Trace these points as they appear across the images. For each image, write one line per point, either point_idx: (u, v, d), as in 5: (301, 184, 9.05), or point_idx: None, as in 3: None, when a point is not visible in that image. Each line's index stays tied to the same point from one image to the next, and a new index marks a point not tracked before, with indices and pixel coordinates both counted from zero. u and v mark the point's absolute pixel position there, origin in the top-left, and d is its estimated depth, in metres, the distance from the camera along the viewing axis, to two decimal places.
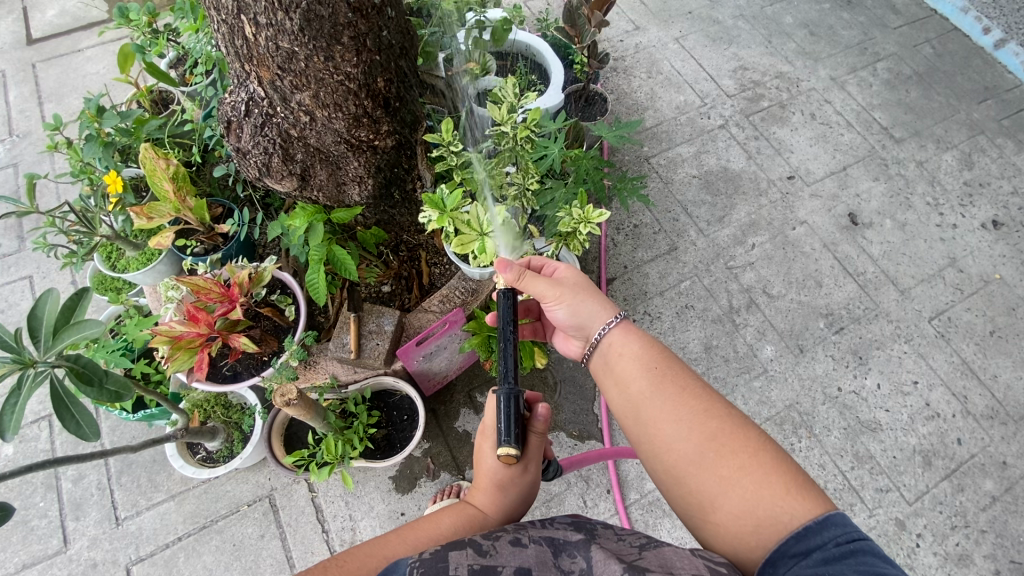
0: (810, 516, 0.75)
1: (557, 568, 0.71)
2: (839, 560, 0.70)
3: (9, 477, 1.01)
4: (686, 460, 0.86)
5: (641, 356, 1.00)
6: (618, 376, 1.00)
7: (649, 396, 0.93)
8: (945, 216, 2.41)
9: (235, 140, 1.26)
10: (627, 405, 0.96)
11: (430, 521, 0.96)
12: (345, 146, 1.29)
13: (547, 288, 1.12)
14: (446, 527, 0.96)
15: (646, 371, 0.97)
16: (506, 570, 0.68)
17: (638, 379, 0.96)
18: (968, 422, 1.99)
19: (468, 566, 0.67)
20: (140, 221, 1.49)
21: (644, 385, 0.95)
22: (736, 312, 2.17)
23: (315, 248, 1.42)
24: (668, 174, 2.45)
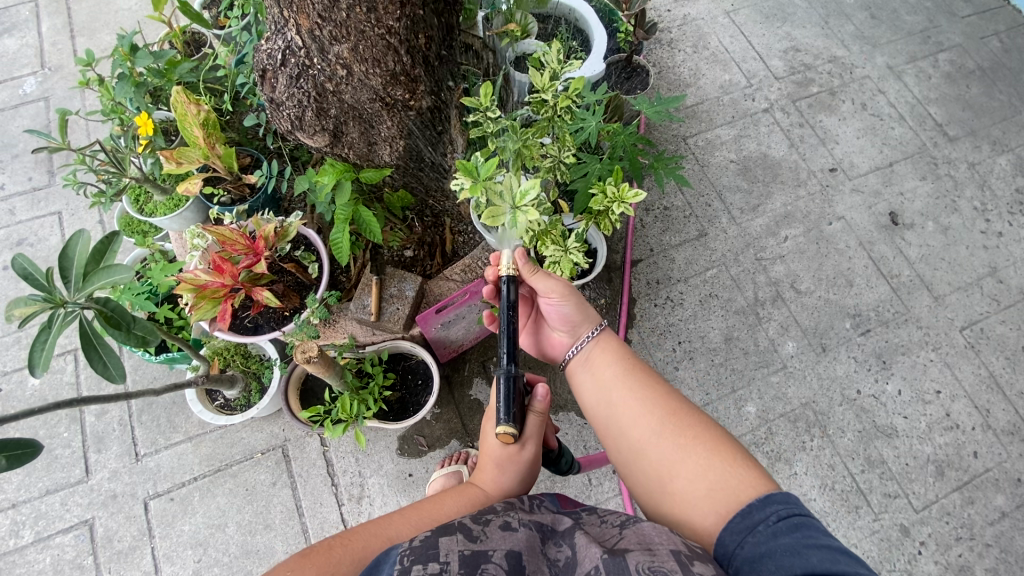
0: (758, 495, 0.76)
1: (544, 555, 0.71)
2: (786, 532, 0.70)
3: (35, 413, 1.03)
4: (648, 440, 0.89)
5: (614, 351, 1.05)
6: (591, 371, 1.04)
7: (621, 385, 0.98)
8: (991, 223, 2.30)
9: (269, 90, 1.24)
10: (600, 393, 1.00)
11: (434, 504, 0.95)
12: (380, 104, 1.24)
13: (555, 284, 1.11)
14: (450, 509, 0.94)
15: (617, 364, 1.02)
16: (497, 554, 0.67)
17: (610, 370, 1.02)
18: (987, 436, 1.95)
19: (459, 552, 0.65)
20: (169, 165, 1.46)
21: (613, 378, 1.00)
22: (761, 305, 2.12)
23: (343, 207, 1.41)
24: (705, 156, 2.36)
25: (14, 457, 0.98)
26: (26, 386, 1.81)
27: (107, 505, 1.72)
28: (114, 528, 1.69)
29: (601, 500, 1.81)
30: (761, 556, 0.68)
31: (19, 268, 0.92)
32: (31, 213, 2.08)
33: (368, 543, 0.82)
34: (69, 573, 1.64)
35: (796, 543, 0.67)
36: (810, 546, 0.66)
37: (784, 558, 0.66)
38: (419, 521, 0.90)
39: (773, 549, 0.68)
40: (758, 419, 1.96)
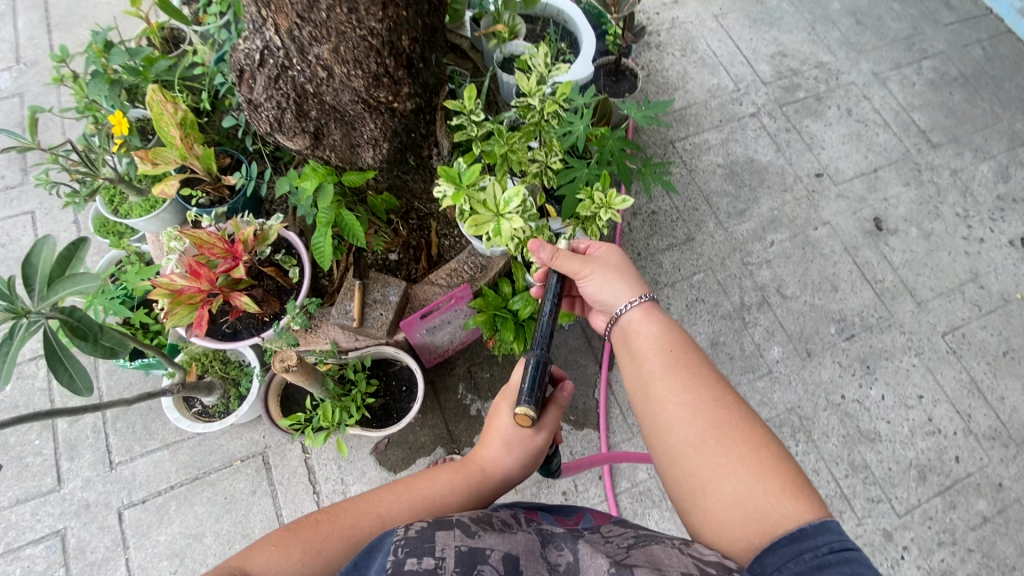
0: (805, 519, 0.73)
1: (544, 560, 0.67)
2: (834, 566, 0.67)
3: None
4: (686, 447, 0.85)
5: (660, 339, 1.00)
6: (636, 356, 1.00)
7: (661, 378, 0.93)
8: (973, 229, 2.33)
9: (246, 90, 1.19)
10: (640, 385, 0.96)
11: (434, 480, 0.92)
12: (362, 106, 1.21)
13: (576, 263, 1.14)
14: (447, 488, 0.92)
15: (664, 357, 0.96)
16: (495, 555, 0.63)
17: (655, 361, 0.96)
18: (969, 441, 1.97)
19: (456, 547, 0.62)
20: (144, 166, 1.43)
21: (660, 368, 0.95)
22: (747, 310, 2.12)
23: (325, 210, 1.38)
24: (692, 160, 2.36)
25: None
26: None
27: (79, 516, 1.66)
28: (87, 539, 1.64)
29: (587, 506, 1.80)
30: None
31: None
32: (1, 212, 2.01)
33: (352, 522, 0.81)
34: None
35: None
36: None
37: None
38: (412, 497, 0.87)
39: None
40: None
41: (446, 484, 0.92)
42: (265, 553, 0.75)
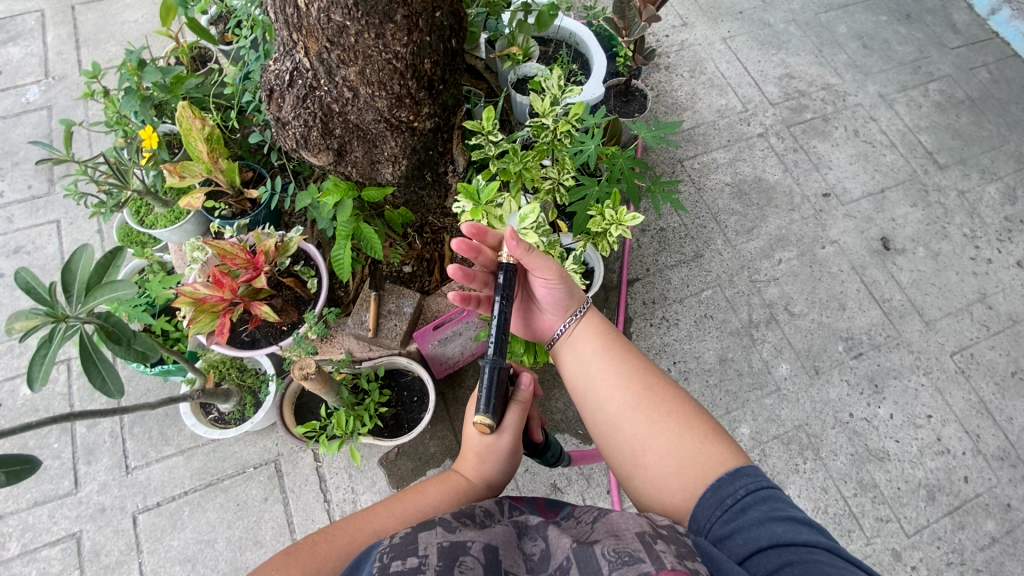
0: (727, 468, 0.79)
1: (519, 551, 0.68)
2: (752, 506, 0.73)
3: (30, 429, 1.02)
4: (623, 415, 0.90)
5: (593, 323, 1.04)
6: (570, 341, 1.04)
7: (595, 359, 0.98)
8: (980, 250, 2.34)
9: (276, 108, 1.26)
10: (578, 366, 1.00)
11: (421, 493, 0.91)
12: (384, 125, 1.26)
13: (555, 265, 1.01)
14: (435, 498, 0.91)
15: (598, 339, 1.01)
16: (475, 546, 0.65)
17: (590, 344, 1.01)
18: (978, 461, 1.97)
19: (438, 544, 0.63)
20: (173, 179, 1.48)
21: (593, 350, 1.00)
22: (755, 326, 2.14)
23: (344, 223, 1.43)
24: (701, 179, 2.40)
25: (13, 472, 0.97)
26: (17, 396, 1.79)
27: (95, 519, 1.69)
28: (102, 542, 1.67)
29: None
30: (731, 532, 0.71)
31: (22, 282, 0.92)
32: (29, 221, 2.08)
33: (352, 537, 0.79)
34: None
35: (762, 516, 0.71)
36: (775, 519, 0.70)
37: (752, 535, 0.69)
38: (406, 510, 0.87)
39: (741, 523, 0.72)
40: (751, 441, 1.97)
41: (434, 494, 0.91)
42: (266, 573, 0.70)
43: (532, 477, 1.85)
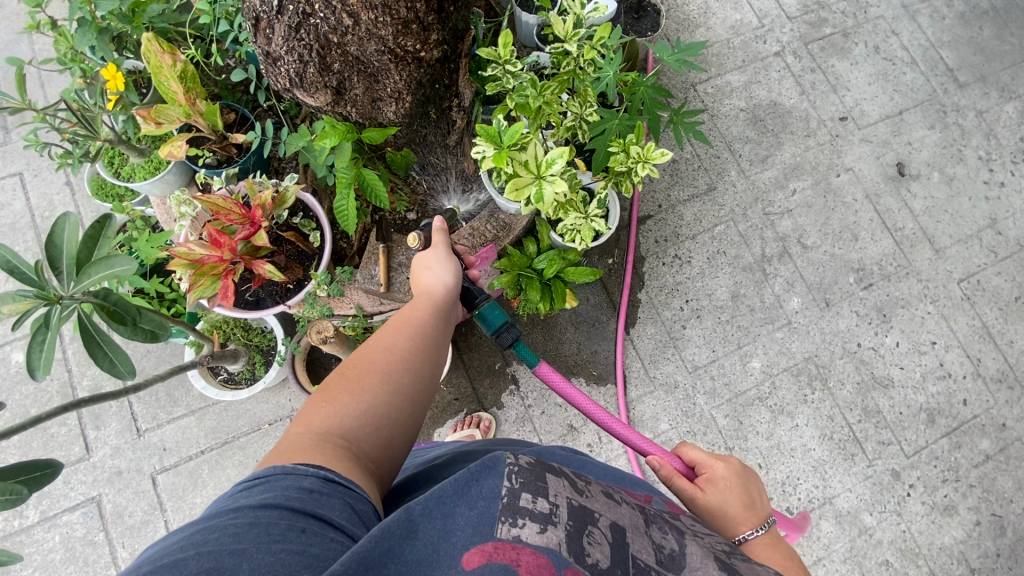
0: None
1: (649, 539, 0.73)
2: None
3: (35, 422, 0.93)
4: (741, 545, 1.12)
5: (733, 473, 1.21)
6: (707, 478, 1.20)
7: (727, 494, 1.17)
8: (995, 173, 2.29)
9: (264, 42, 1.05)
10: (714, 498, 1.17)
11: (398, 321, 1.05)
12: (388, 57, 1.09)
13: (732, 475, 1.20)
14: (407, 318, 1.06)
15: (736, 484, 1.19)
16: (603, 521, 0.70)
17: (728, 484, 1.19)
18: (977, 384, 2.05)
19: (567, 499, 0.67)
20: (147, 126, 1.32)
21: (730, 492, 1.17)
22: (768, 261, 2.10)
23: (344, 170, 1.33)
24: (714, 105, 2.26)
25: (33, 478, 0.92)
26: (9, 363, 1.72)
27: (113, 482, 1.68)
28: (123, 504, 1.67)
29: (611, 457, 1.83)
30: None
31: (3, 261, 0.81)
32: None
33: (363, 364, 0.92)
34: (81, 549, 1.63)
35: None
36: None
37: None
38: (396, 329, 1.01)
39: None
40: (763, 374, 1.99)
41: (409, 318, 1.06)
42: (312, 415, 0.82)
43: (549, 418, 1.87)
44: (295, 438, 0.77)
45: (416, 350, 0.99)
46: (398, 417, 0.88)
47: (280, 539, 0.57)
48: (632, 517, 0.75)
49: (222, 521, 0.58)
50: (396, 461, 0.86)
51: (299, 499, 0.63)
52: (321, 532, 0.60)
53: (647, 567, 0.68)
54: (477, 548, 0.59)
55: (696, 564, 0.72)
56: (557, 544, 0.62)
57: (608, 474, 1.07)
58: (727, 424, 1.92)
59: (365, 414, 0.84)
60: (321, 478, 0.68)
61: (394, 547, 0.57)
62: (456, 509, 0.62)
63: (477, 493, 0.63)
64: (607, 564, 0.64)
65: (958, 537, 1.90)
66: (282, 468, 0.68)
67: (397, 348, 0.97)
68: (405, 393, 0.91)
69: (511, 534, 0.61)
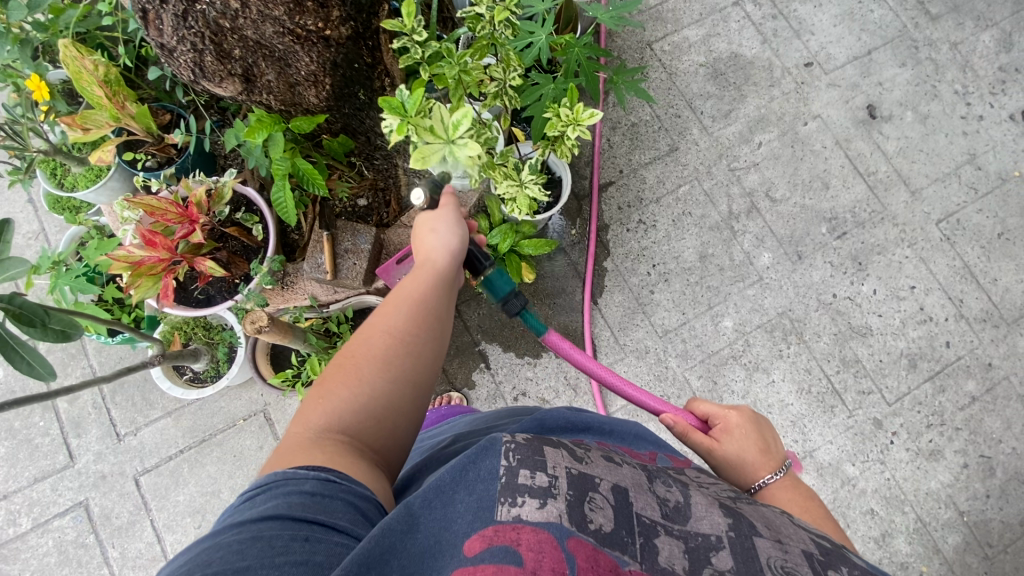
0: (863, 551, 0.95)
1: (654, 495, 0.76)
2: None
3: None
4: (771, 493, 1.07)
5: (750, 419, 1.17)
6: (726, 428, 1.16)
7: (746, 442, 1.13)
8: (972, 106, 2.20)
9: (156, 34, 1.04)
10: (734, 447, 1.12)
11: (401, 286, 0.95)
12: (290, 38, 1.08)
13: (749, 421, 1.16)
14: (413, 284, 0.94)
15: (755, 429, 1.16)
16: (604, 486, 0.73)
17: (748, 430, 1.15)
18: (960, 325, 2.00)
19: (566, 469, 0.71)
20: (75, 133, 1.34)
21: (750, 440, 1.13)
22: (735, 218, 2.06)
23: (279, 162, 1.32)
24: (672, 63, 2.19)
25: None
26: None
27: (98, 486, 1.74)
28: (110, 506, 1.72)
29: None
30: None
31: None
32: None
33: (360, 349, 0.86)
34: (74, 552, 1.69)
35: None
36: None
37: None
38: (395, 303, 0.90)
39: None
40: (735, 333, 1.96)
41: (413, 285, 0.94)
42: (312, 411, 0.80)
43: (521, 394, 1.87)
44: (296, 436, 0.77)
45: (419, 329, 0.89)
46: (402, 407, 0.84)
47: (283, 551, 0.57)
48: (633, 476, 0.79)
49: (225, 537, 0.59)
50: (404, 440, 0.84)
51: (302, 505, 0.64)
52: (324, 537, 0.61)
53: (653, 523, 0.70)
54: (478, 533, 0.62)
55: (701, 513, 0.74)
56: (558, 516, 0.64)
57: (615, 433, 1.05)
58: (702, 385, 1.91)
59: (364, 409, 0.80)
60: (321, 479, 0.68)
61: (395, 542, 0.62)
62: (456, 496, 0.67)
63: (474, 476, 0.68)
64: (611, 527, 0.66)
65: (946, 481, 1.87)
66: (280, 474, 0.68)
67: (396, 328, 0.88)
68: (407, 380, 0.85)
69: (510, 514, 0.64)
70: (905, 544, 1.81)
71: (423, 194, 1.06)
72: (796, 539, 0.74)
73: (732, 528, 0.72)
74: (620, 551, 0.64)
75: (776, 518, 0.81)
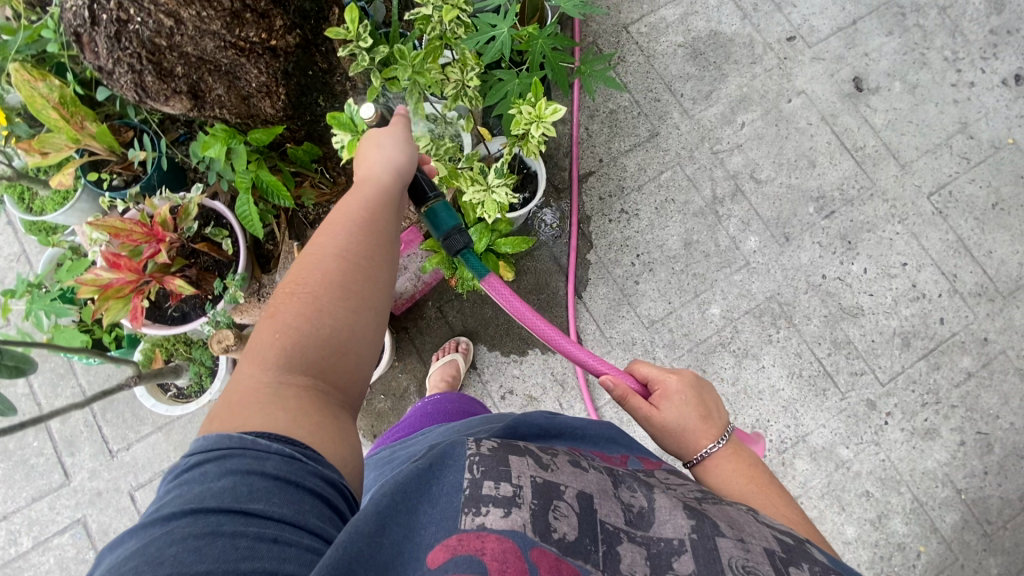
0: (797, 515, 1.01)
1: (618, 500, 0.75)
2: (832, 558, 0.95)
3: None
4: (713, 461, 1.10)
5: (691, 383, 1.18)
6: (668, 395, 1.16)
7: (687, 408, 1.14)
8: (962, 73, 2.12)
9: (93, 57, 1.02)
10: (676, 415, 1.14)
11: (343, 209, 0.91)
12: (233, 51, 1.06)
13: (689, 385, 1.17)
14: (355, 205, 0.91)
15: (695, 394, 1.17)
16: (569, 491, 0.72)
17: (690, 396, 1.16)
18: (954, 301, 1.95)
19: (531, 478, 0.71)
20: (34, 157, 1.33)
21: (691, 406, 1.15)
22: (720, 203, 2.01)
23: (242, 173, 1.31)
24: (649, 45, 2.13)
25: None
26: None
27: (95, 502, 1.76)
28: (107, 522, 1.75)
29: None
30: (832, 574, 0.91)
31: None
32: None
33: (311, 277, 0.81)
34: (76, 568, 1.72)
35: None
36: None
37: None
38: (340, 225, 0.87)
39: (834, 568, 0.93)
40: (723, 320, 1.93)
41: (356, 206, 0.91)
42: (263, 346, 0.75)
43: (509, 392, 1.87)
44: (254, 383, 0.71)
45: (368, 249, 0.86)
46: (362, 332, 0.80)
47: (249, 556, 0.54)
48: (599, 482, 0.77)
49: (179, 530, 0.55)
50: (369, 367, 0.82)
51: (265, 494, 0.59)
52: (294, 540, 0.57)
53: (616, 530, 0.70)
54: (441, 545, 0.62)
55: (664, 516, 0.74)
56: (522, 525, 0.64)
57: (589, 437, 1.03)
58: None
59: (325, 341, 0.76)
60: (286, 456, 0.63)
61: (363, 551, 0.58)
62: (420, 507, 0.66)
63: (439, 491, 0.68)
64: (575, 535, 0.66)
65: (942, 459, 1.84)
66: (239, 442, 0.63)
67: (343, 249, 0.85)
68: (366, 305, 0.82)
69: (474, 523, 0.64)
70: (902, 524, 1.80)
71: (373, 108, 1.05)
72: (759, 536, 0.75)
73: (695, 529, 0.71)
74: (582, 560, 0.64)
75: (743, 518, 0.81)
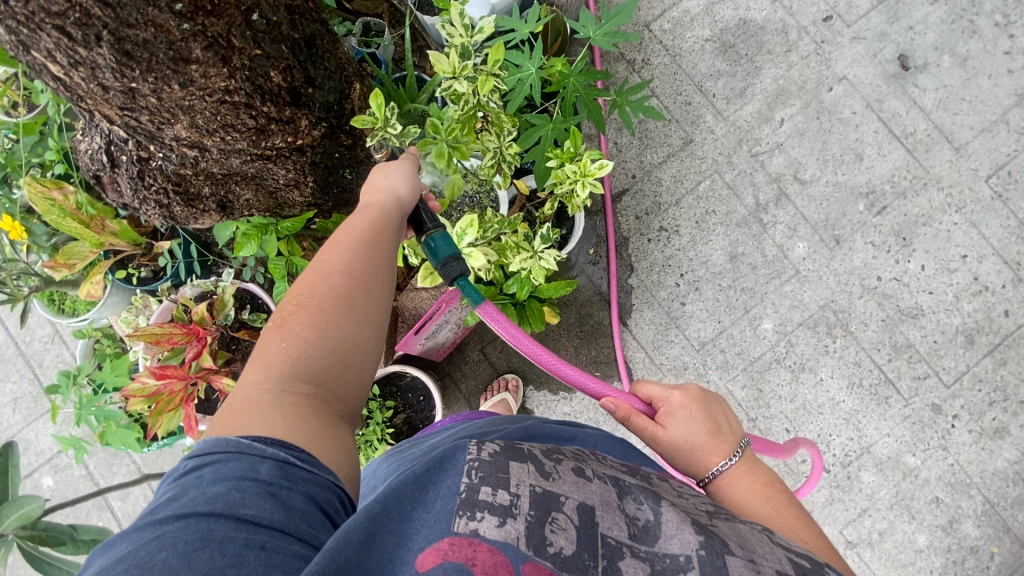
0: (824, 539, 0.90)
1: (622, 512, 0.70)
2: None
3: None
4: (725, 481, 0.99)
5: (696, 397, 1.06)
6: (670, 412, 1.04)
7: (693, 425, 1.03)
8: (1017, 38, 1.93)
9: (119, 191, 1.02)
10: (682, 434, 1.02)
11: (353, 222, 0.85)
12: (259, 161, 0.99)
13: (694, 398, 1.06)
14: (366, 220, 0.85)
15: (702, 409, 1.05)
16: (569, 503, 0.67)
17: (696, 412, 1.04)
18: (1019, 291, 1.85)
19: (530, 486, 0.66)
20: (61, 270, 1.27)
21: (697, 423, 1.03)
22: (763, 209, 1.90)
23: (276, 261, 1.23)
24: (674, 43, 1.98)
25: None
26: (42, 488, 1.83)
27: None
28: None
29: None
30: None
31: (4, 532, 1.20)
32: None
33: (319, 291, 0.75)
34: None
35: None
36: None
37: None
38: (350, 240, 0.82)
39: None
40: (777, 334, 1.86)
41: (366, 223, 0.85)
42: (266, 350, 0.71)
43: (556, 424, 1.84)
44: (255, 390, 0.67)
45: (380, 269, 0.81)
46: (367, 351, 0.76)
47: (235, 563, 0.51)
48: (604, 492, 0.71)
49: (168, 533, 0.53)
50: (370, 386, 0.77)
51: (257, 496, 0.57)
52: (282, 546, 0.54)
53: (619, 544, 0.65)
54: (433, 547, 0.58)
55: (672, 530, 0.68)
56: (515, 538, 0.60)
57: (602, 446, 0.95)
58: (746, 394, 1.84)
59: (333, 358, 0.72)
60: (279, 461, 0.61)
61: (350, 558, 0.54)
62: (414, 512, 0.62)
63: (435, 494, 0.63)
64: (573, 550, 0.62)
65: (1013, 458, 1.79)
66: (236, 446, 0.61)
67: (353, 264, 0.79)
68: (371, 323, 0.77)
69: (468, 527, 0.60)
70: (974, 527, 1.77)
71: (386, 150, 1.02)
72: (771, 558, 0.68)
73: (704, 545, 0.66)
74: None
75: (754, 534, 0.76)
